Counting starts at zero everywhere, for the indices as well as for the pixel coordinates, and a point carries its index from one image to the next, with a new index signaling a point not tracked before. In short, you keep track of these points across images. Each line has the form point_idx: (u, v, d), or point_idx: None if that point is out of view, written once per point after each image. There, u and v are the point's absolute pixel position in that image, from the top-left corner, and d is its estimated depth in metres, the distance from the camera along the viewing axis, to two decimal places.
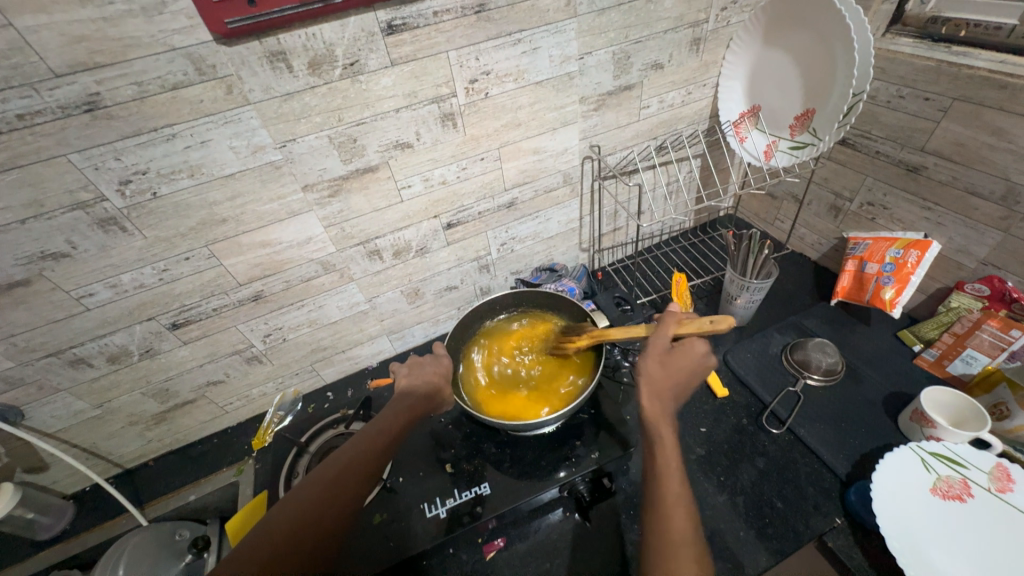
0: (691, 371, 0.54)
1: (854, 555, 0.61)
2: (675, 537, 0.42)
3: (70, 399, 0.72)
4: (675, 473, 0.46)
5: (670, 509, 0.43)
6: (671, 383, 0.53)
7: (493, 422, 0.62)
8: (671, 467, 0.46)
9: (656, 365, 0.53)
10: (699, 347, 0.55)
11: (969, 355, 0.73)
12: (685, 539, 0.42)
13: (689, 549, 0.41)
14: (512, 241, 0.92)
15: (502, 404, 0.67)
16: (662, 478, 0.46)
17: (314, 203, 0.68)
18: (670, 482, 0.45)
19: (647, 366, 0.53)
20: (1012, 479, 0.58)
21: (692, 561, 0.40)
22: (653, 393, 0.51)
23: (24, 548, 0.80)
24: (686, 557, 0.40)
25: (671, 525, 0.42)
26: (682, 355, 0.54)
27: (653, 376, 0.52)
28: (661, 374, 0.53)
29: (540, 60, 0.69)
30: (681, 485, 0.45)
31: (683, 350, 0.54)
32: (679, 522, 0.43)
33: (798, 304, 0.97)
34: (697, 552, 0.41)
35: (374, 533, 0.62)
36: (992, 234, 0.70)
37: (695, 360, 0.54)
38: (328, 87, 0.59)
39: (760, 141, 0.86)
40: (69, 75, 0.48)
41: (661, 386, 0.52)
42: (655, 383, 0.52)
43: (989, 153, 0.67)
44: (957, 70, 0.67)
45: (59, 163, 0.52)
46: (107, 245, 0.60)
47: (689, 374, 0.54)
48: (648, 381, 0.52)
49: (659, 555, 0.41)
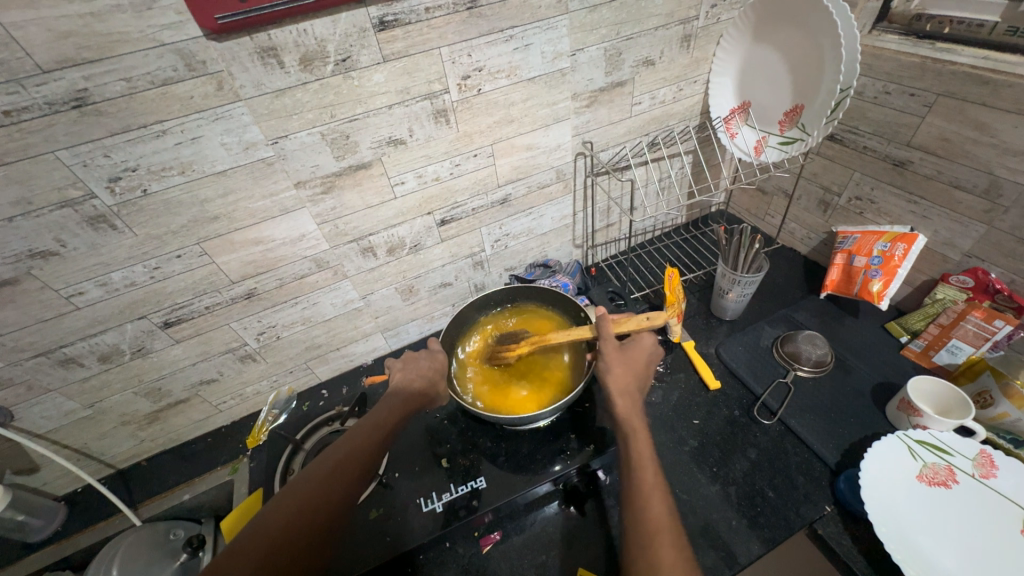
0: (645, 362, 0.59)
1: (843, 541, 0.62)
2: (653, 525, 0.42)
3: (61, 400, 0.71)
4: (649, 462, 0.47)
5: (646, 497, 0.44)
6: (633, 376, 0.57)
7: (508, 419, 0.61)
8: (645, 457, 0.48)
9: (615, 362, 0.58)
10: (648, 340, 0.61)
11: (954, 346, 0.75)
12: (664, 527, 0.42)
13: (668, 535, 0.41)
14: (506, 237, 0.93)
15: (507, 401, 0.67)
16: (638, 469, 0.47)
17: (307, 200, 0.68)
18: (645, 472, 0.46)
19: (608, 366, 0.57)
20: (995, 465, 0.60)
21: (672, 547, 0.40)
22: (621, 392, 0.54)
23: (13, 551, 0.79)
24: (665, 543, 0.40)
25: (649, 513, 0.43)
26: (635, 350, 0.60)
27: (615, 374, 0.56)
28: (623, 371, 0.56)
29: (533, 56, 0.70)
30: (656, 473, 0.46)
31: (635, 346, 0.60)
32: (657, 509, 0.43)
33: (789, 297, 0.98)
34: (677, 538, 0.41)
35: (370, 529, 0.62)
36: (976, 227, 0.72)
37: (649, 350, 0.60)
38: (320, 83, 0.58)
39: (750, 136, 0.87)
40: (56, 71, 0.47)
41: (625, 382, 0.55)
42: (620, 382, 0.55)
43: (972, 147, 0.68)
44: (941, 66, 0.68)
45: (46, 160, 0.51)
46: (98, 243, 0.59)
47: (646, 366, 0.59)
48: (614, 381, 0.56)
49: (640, 546, 0.41)
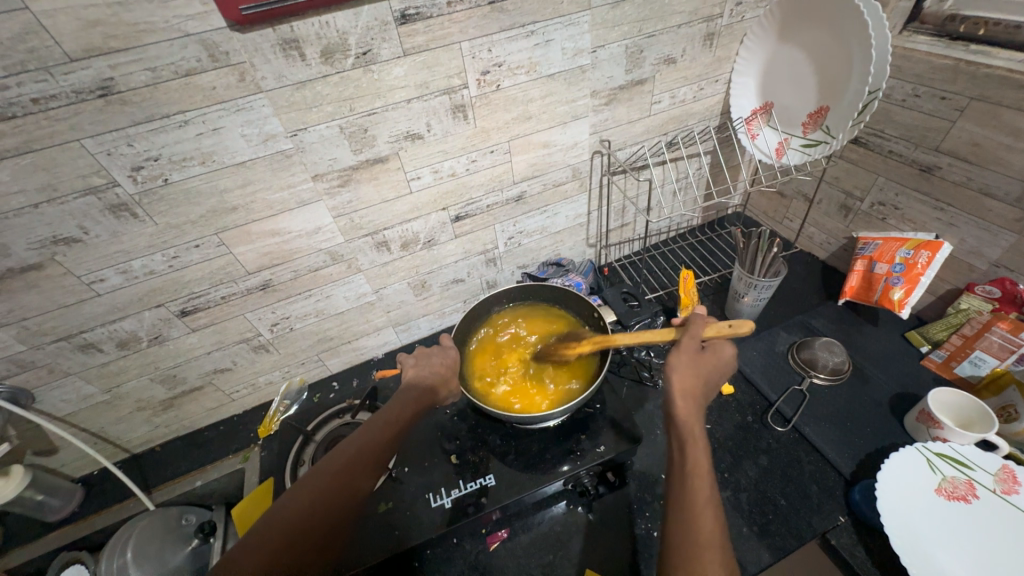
0: (717, 373, 0.54)
1: (856, 553, 0.61)
2: (703, 541, 0.40)
3: (80, 383, 0.73)
4: (705, 475, 0.44)
5: (697, 513, 0.41)
6: (700, 383, 0.52)
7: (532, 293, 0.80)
8: (703, 470, 0.44)
9: (684, 363, 0.53)
10: (729, 350, 0.55)
11: (978, 357, 0.72)
12: (714, 545, 0.40)
13: (716, 555, 0.39)
14: (520, 235, 0.92)
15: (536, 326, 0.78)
16: (693, 481, 0.44)
17: (324, 192, 0.68)
18: (700, 486, 0.43)
19: (677, 366, 0.53)
20: (1018, 481, 0.58)
21: (719, 567, 0.38)
22: (685, 393, 0.51)
23: (30, 530, 0.81)
24: (712, 562, 0.38)
25: (699, 532, 0.40)
26: (711, 358, 0.55)
27: (683, 376, 0.52)
28: (691, 374, 0.52)
29: (553, 52, 0.69)
30: (711, 488, 0.43)
31: (712, 352, 0.55)
32: (707, 527, 0.41)
33: (806, 303, 0.97)
34: (725, 558, 0.39)
35: (379, 522, 0.63)
36: (1005, 236, 0.70)
37: (725, 360, 0.55)
38: (340, 76, 0.58)
39: (771, 138, 0.86)
40: (83, 59, 0.48)
41: (693, 387, 0.51)
42: (686, 384, 0.51)
43: (1005, 154, 0.66)
44: (975, 69, 0.66)
45: (72, 147, 0.52)
46: (119, 231, 0.60)
47: (715, 375, 0.54)
48: (681, 383, 0.51)
49: (685, 559, 0.39)
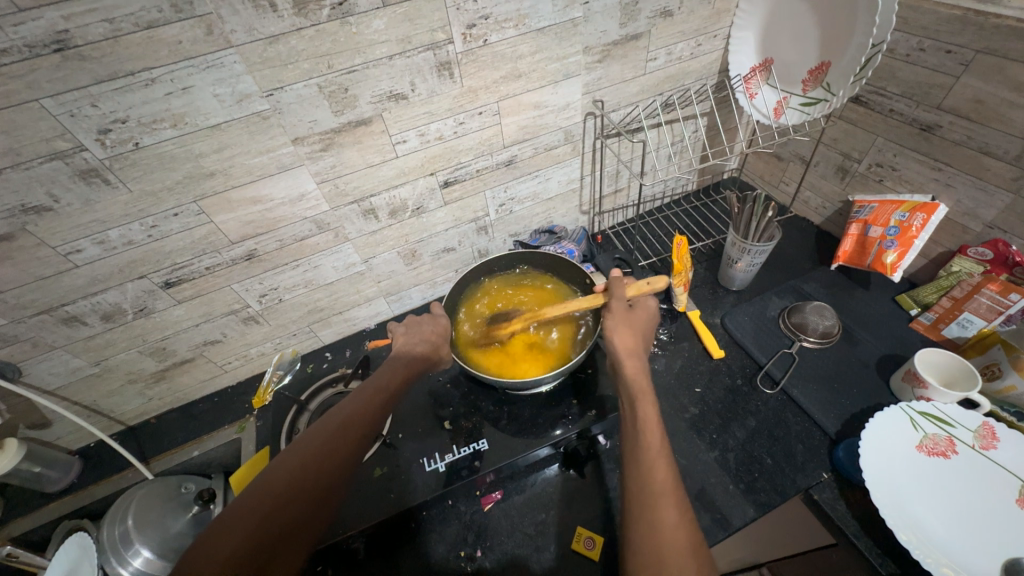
0: (648, 327, 0.59)
1: (838, 506, 0.63)
2: (658, 487, 0.41)
3: (67, 357, 0.72)
4: (654, 422, 0.46)
5: (649, 460, 0.43)
6: (637, 339, 0.56)
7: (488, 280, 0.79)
8: (651, 420, 0.46)
9: (621, 324, 0.57)
10: (651, 303, 0.61)
11: (966, 319, 0.73)
12: (669, 488, 0.41)
13: (672, 499, 0.40)
14: (512, 202, 0.90)
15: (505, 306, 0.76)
16: (642, 431, 0.45)
17: (305, 157, 0.65)
18: (649, 434, 0.45)
19: (614, 327, 0.57)
20: (997, 437, 0.60)
21: (674, 509, 0.39)
22: (629, 351, 0.54)
23: (30, 500, 0.82)
24: (667, 503, 0.39)
25: (654, 475, 0.42)
26: (640, 314, 0.59)
27: (621, 335, 0.56)
28: (628, 333, 0.56)
29: (543, 3, 0.65)
30: (660, 433, 0.45)
31: (640, 307, 0.60)
32: (661, 470, 0.42)
33: (799, 268, 0.96)
34: (680, 498, 0.40)
35: (375, 486, 0.64)
36: (1002, 196, 0.69)
37: (652, 314, 0.60)
38: (316, 29, 0.55)
39: (770, 97, 0.82)
40: (33, 9, 0.44)
41: (632, 344, 0.55)
42: (627, 342, 0.55)
43: (1008, 111, 0.64)
44: (983, 19, 0.63)
45: (32, 109, 0.49)
46: (92, 198, 0.57)
47: (650, 329, 0.59)
48: (621, 342, 0.55)
49: (642, 507, 0.40)
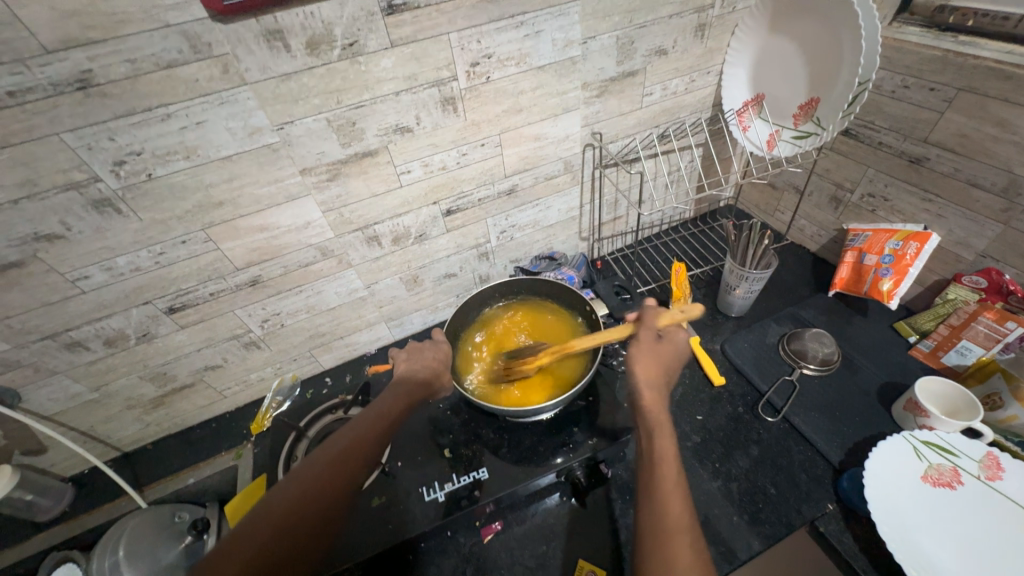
0: (675, 362, 0.58)
1: (844, 539, 0.62)
2: (671, 520, 0.41)
3: (67, 382, 0.72)
4: (671, 458, 0.46)
5: (664, 495, 0.43)
6: (660, 371, 0.56)
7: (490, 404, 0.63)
8: (668, 454, 0.47)
9: (645, 356, 0.57)
10: (681, 337, 0.60)
11: (964, 346, 0.73)
12: (683, 525, 0.41)
13: (686, 537, 0.40)
14: (513, 229, 0.92)
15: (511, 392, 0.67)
16: (659, 463, 0.46)
17: (312, 187, 0.67)
18: (666, 468, 0.45)
19: (637, 357, 0.57)
20: (1002, 468, 0.59)
21: (689, 547, 0.40)
22: (647, 383, 0.54)
23: (19, 530, 0.80)
24: (681, 541, 0.40)
25: (668, 511, 0.42)
26: (669, 347, 0.58)
27: (644, 367, 0.56)
28: (650, 364, 0.56)
29: (543, 43, 0.68)
30: (677, 470, 0.45)
31: (668, 340, 0.59)
32: (676, 507, 0.42)
33: (796, 295, 0.97)
34: (693, 537, 0.41)
35: (372, 517, 0.63)
36: (992, 227, 0.70)
37: (680, 348, 0.59)
38: (327, 68, 0.58)
39: (762, 130, 0.85)
40: (60, 51, 0.46)
41: (656, 377, 0.55)
42: (648, 373, 0.55)
43: (992, 145, 0.66)
44: (964, 60, 0.66)
45: (51, 142, 0.51)
46: (103, 227, 0.59)
47: (675, 365, 0.58)
48: (642, 373, 0.55)
49: (656, 541, 0.40)
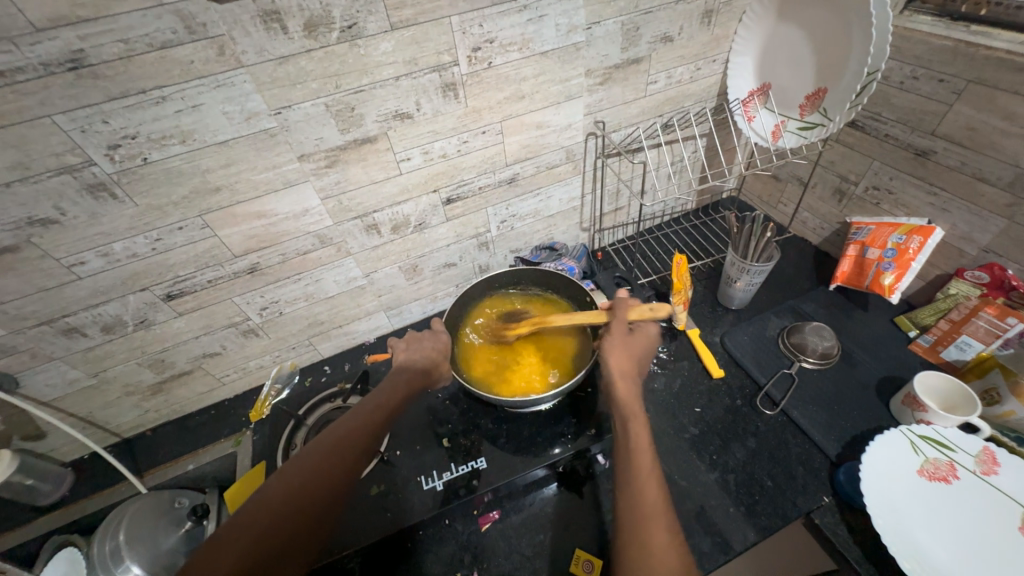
0: (646, 352, 0.60)
1: (839, 531, 0.63)
2: (648, 507, 0.42)
3: (64, 368, 0.71)
4: (645, 446, 0.47)
5: (640, 483, 0.44)
6: (632, 363, 0.58)
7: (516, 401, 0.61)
8: (643, 443, 0.47)
9: (618, 348, 0.59)
10: (652, 330, 0.62)
11: (964, 342, 0.73)
12: (658, 510, 0.42)
13: (661, 521, 0.41)
14: (513, 219, 0.91)
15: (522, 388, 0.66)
16: (634, 453, 0.47)
17: (311, 173, 0.66)
18: (642, 456, 0.46)
19: (610, 349, 0.59)
20: (997, 462, 0.60)
21: (664, 532, 0.40)
22: (620, 375, 0.55)
23: (19, 513, 0.80)
24: (657, 526, 0.41)
25: (644, 497, 0.43)
26: (641, 340, 0.60)
27: (616, 358, 0.58)
28: (622, 356, 0.58)
29: (546, 28, 0.67)
30: (652, 458, 0.46)
31: (640, 333, 0.61)
32: (651, 493, 0.43)
33: (797, 288, 0.97)
34: (669, 522, 0.41)
35: (371, 504, 0.63)
36: (996, 222, 0.70)
37: (652, 341, 0.61)
38: (325, 51, 0.56)
39: (767, 121, 0.84)
40: (50, 30, 0.45)
41: (628, 369, 0.56)
42: (620, 365, 0.57)
43: (1000, 138, 0.65)
44: (975, 50, 0.65)
45: (44, 124, 0.50)
46: (98, 212, 0.58)
47: (646, 355, 0.60)
48: (616, 365, 0.57)
49: (632, 528, 0.41)
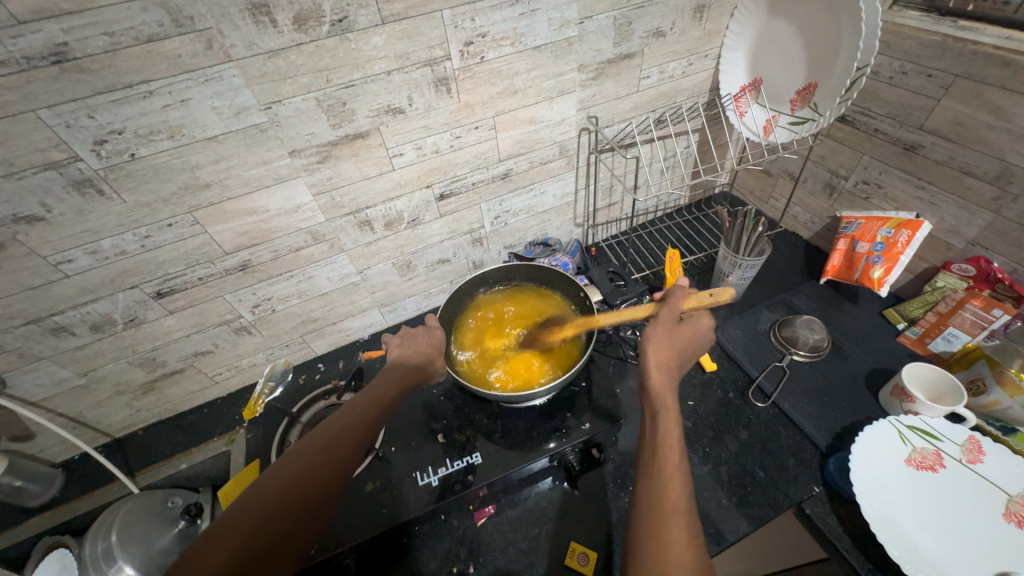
0: (691, 342, 0.57)
1: (829, 520, 0.64)
2: (670, 504, 0.40)
3: (53, 367, 0.70)
4: (676, 442, 0.45)
5: (666, 478, 0.42)
6: (674, 353, 0.55)
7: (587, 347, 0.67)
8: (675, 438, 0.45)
9: (661, 335, 0.56)
10: (705, 323, 0.58)
11: (951, 333, 0.74)
12: (680, 509, 0.40)
13: (681, 519, 0.40)
14: (507, 214, 0.91)
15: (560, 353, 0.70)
16: (662, 448, 0.45)
17: (302, 169, 0.65)
18: (671, 452, 0.44)
19: (653, 336, 0.56)
20: (983, 451, 0.61)
21: (684, 529, 0.39)
22: (658, 364, 0.53)
23: (9, 515, 0.79)
24: (677, 524, 0.39)
25: (667, 494, 0.41)
26: (687, 329, 0.57)
27: (657, 346, 0.55)
28: (665, 344, 0.55)
29: (539, 22, 0.66)
30: (680, 454, 0.44)
31: (689, 324, 0.57)
32: (675, 491, 0.41)
33: (789, 282, 0.98)
34: (690, 522, 0.40)
35: (366, 501, 0.63)
36: (983, 215, 0.71)
37: (701, 333, 0.57)
38: (316, 45, 0.56)
39: (759, 115, 0.85)
40: (33, 22, 0.44)
41: (667, 358, 0.53)
42: (661, 353, 0.54)
43: (986, 133, 0.66)
44: (962, 46, 0.65)
45: (27, 119, 0.49)
46: (85, 209, 0.57)
47: (692, 347, 0.56)
48: (655, 355, 0.53)
49: (651, 526, 0.40)
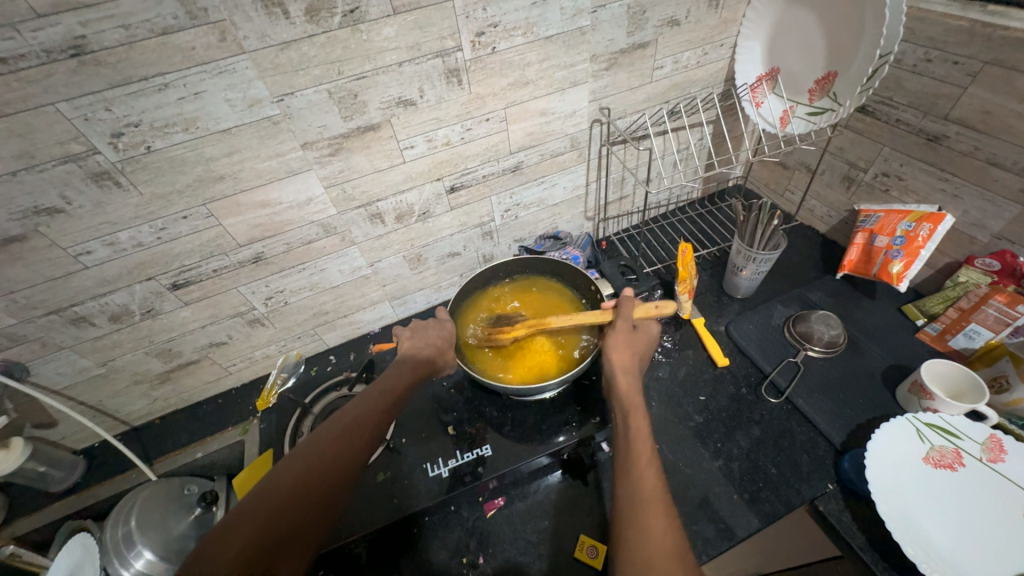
0: (647, 348, 0.63)
1: (843, 518, 0.63)
2: (648, 493, 0.42)
3: (74, 357, 0.72)
4: (645, 437, 0.48)
5: (638, 470, 0.44)
6: (634, 359, 0.60)
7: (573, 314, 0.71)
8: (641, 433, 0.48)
9: (620, 344, 0.61)
10: (653, 329, 0.64)
11: (972, 330, 0.72)
12: (657, 495, 0.42)
13: (660, 506, 0.41)
14: (517, 208, 0.91)
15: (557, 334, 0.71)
16: (634, 444, 0.47)
17: (314, 161, 0.66)
18: (641, 446, 0.47)
19: (613, 345, 0.61)
20: (1005, 450, 0.59)
21: (662, 516, 0.40)
22: (623, 370, 0.58)
23: (33, 499, 0.82)
24: (656, 511, 0.40)
25: (644, 484, 0.43)
26: (643, 336, 0.63)
27: (619, 355, 0.60)
28: (625, 353, 0.60)
29: (551, 12, 0.65)
30: (651, 447, 0.47)
31: (642, 330, 0.63)
32: (650, 481, 0.43)
33: (804, 277, 0.96)
34: (668, 508, 0.41)
35: (377, 491, 0.64)
36: (1009, 208, 0.69)
37: (652, 338, 0.64)
38: (327, 36, 0.56)
39: (776, 106, 0.83)
40: (52, 15, 0.45)
41: (629, 363, 0.59)
42: (623, 359, 0.59)
43: (1016, 122, 0.64)
44: (991, 31, 0.63)
45: (47, 112, 0.50)
46: (103, 201, 0.58)
47: (647, 351, 0.63)
48: (618, 360, 0.59)
49: (629, 515, 0.41)
